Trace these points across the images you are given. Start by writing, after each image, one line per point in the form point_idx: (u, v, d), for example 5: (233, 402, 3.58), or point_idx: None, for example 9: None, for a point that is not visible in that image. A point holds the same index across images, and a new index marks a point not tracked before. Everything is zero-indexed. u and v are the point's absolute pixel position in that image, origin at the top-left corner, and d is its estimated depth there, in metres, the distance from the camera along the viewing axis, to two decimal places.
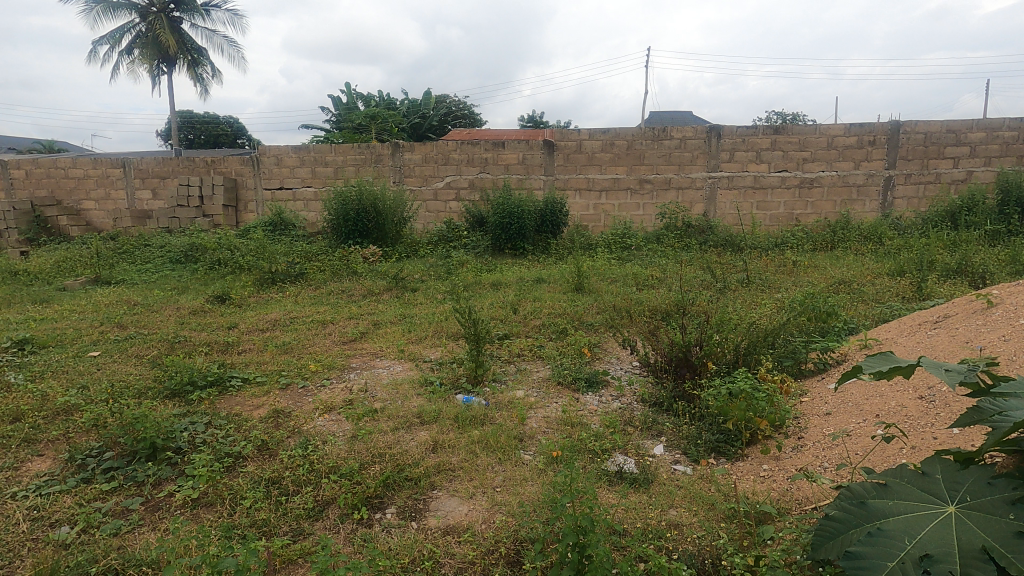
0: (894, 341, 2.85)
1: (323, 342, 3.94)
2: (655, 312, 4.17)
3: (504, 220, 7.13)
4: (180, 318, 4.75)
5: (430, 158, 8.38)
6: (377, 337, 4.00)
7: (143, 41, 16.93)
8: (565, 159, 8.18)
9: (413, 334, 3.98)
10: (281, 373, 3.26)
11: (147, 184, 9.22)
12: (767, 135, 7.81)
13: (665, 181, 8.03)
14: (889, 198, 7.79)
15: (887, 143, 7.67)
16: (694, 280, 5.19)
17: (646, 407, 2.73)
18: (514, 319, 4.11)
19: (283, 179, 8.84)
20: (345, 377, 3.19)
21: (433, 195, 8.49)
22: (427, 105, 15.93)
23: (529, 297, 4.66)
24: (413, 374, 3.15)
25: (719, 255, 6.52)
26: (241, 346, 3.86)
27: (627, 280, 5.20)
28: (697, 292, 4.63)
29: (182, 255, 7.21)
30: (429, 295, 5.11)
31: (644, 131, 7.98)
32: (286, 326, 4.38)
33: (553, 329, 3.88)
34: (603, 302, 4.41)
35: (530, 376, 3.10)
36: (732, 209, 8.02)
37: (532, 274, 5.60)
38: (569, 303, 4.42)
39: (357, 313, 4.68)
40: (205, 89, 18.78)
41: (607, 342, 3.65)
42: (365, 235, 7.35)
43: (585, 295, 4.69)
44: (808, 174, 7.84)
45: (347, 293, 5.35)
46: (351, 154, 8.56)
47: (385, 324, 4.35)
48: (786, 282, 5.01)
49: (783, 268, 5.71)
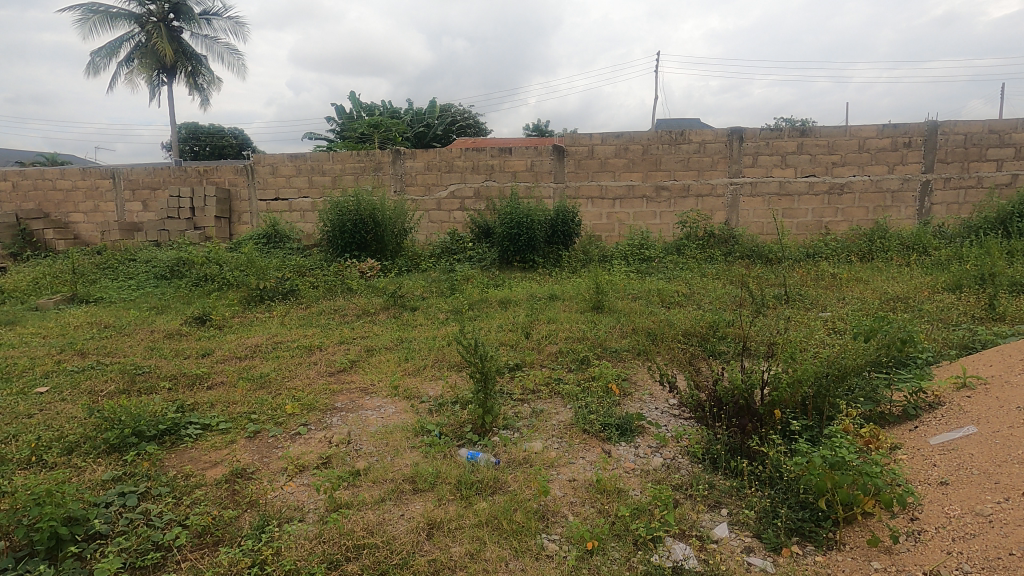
0: (1004, 380, 2.30)
1: (307, 374, 3.42)
2: (689, 337, 3.63)
3: (511, 230, 6.60)
4: (152, 343, 4.25)
5: (433, 165, 7.90)
6: (370, 367, 3.48)
7: (142, 51, 16.65)
8: (576, 165, 7.67)
9: (412, 364, 3.46)
10: (251, 416, 2.74)
11: (137, 196, 8.80)
12: (793, 138, 7.29)
13: (684, 188, 7.51)
14: (926, 204, 7.23)
15: (924, 145, 7.12)
16: (726, 297, 4.64)
17: (696, 465, 2.20)
18: (526, 345, 3.59)
19: (278, 189, 8.39)
20: (326, 421, 2.67)
21: (436, 205, 8.02)
22: (431, 113, 15.53)
23: (543, 317, 4.13)
24: (408, 419, 2.62)
25: (748, 267, 5.97)
26: (212, 380, 3.35)
27: (650, 297, 4.67)
28: (733, 313, 4.10)
29: (168, 270, 6.74)
30: (430, 315, 4.59)
31: (661, 135, 7.46)
32: (268, 353, 3.86)
33: (572, 359, 3.35)
34: (626, 325, 3.88)
35: (549, 423, 2.57)
36: (757, 217, 7.47)
37: (544, 291, 5.08)
38: (588, 325, 3.89)
39: (349, 337, 4.16)
40: (206, 99, 18.52)
41: (639, 375, 3.12)
42: (363, 247, 6.86)
43: (606, 315, 4.15)
44: (838, 179, 7.30)
45: (340, 312, 4.85)
46: (349, 162, 8.10)
47: (379, 350, 3.84)
48: (831, 300, 4.45)
49: (824, 282, 5.15)
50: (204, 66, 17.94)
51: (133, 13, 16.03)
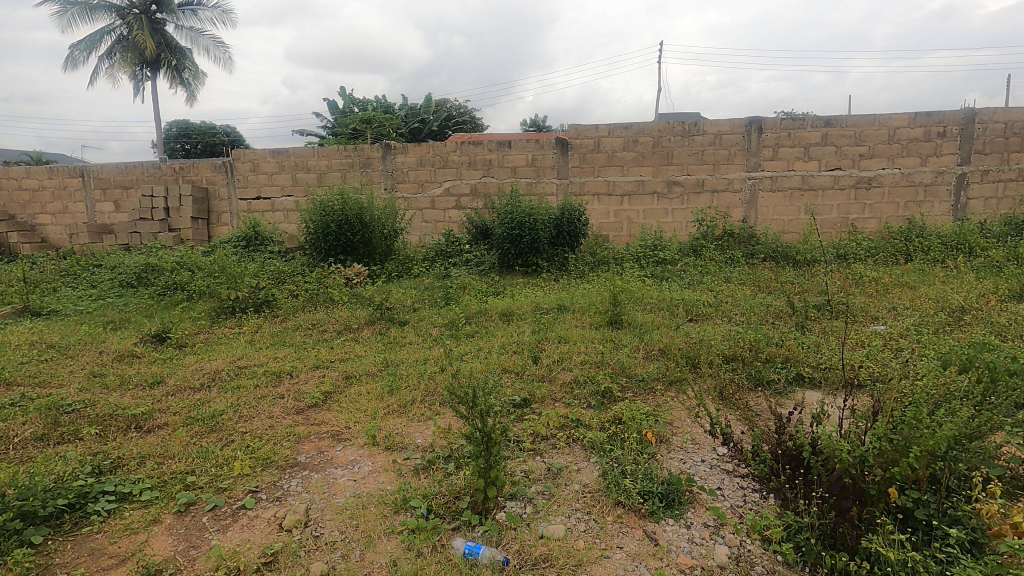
0: None
1: (271, 411, 2.83)
2: (727, 362, 3.04)
3: (512, 231, 5.95)
4: (97, 367, 3.65)
5: (426, 161, 7.31)
6: (347, 402, 2.88)
7: (125, 45, 16.05)
8: (581, 160, 7.07)
9: (397, 399, 2.87)
10: (188, 478, 2.13)
11: (108, 195, 8.18)
12: (817, 128, 6.70)
13: (698, 183, 6.93)
14: (962, 199, 6.66)
15: (959, 134, 6.54)
16: (759, 307, 4.06)
17: (776, 561, 1.62)
18: (534, 373, 3.00)
19: (260, 187, 7.78)
20: (283, 485, 2.08)
21: (430, 203, 7.42)
22: (426, 108, 14.96)
23: (553, 334, 3.55)
24: (388, 484, 2.04)
25: (774, 271, 5.40)
26: (153, 421, 2.75)
27: (672, 309, 4.08)
28: (773, 330, 3.52)
29: (134, 278, 6.12)
30: (421, 332, 4.01)
31: (673, 126, 6.87)
32: (228, 382, 3.26)
33: (591, 392, 2.76)
34: (650, 345, 3.30)
35: (570, 488, 1.98)
36: (778, 214, 6.89)
37: (549, 301, 4.49)
38: (606, 346, 3.30)
39: (327, 361, 3.57)
40: (192, 95, 17.90)
41: (676, 416, 2.53)
42: (349, 251, 6.22)
43: (626, 332, 3.56)
44: (865, 172, 6.72)
45: (319, 328, 4.25)
46: (336, 158, 7.50)
47: (360, 377, 3.26)
48: (881, 313, 3.88)
49: (867, 290, 4.57)
50: (189, 60, 17.29)
51: (114, 4, 15.40)
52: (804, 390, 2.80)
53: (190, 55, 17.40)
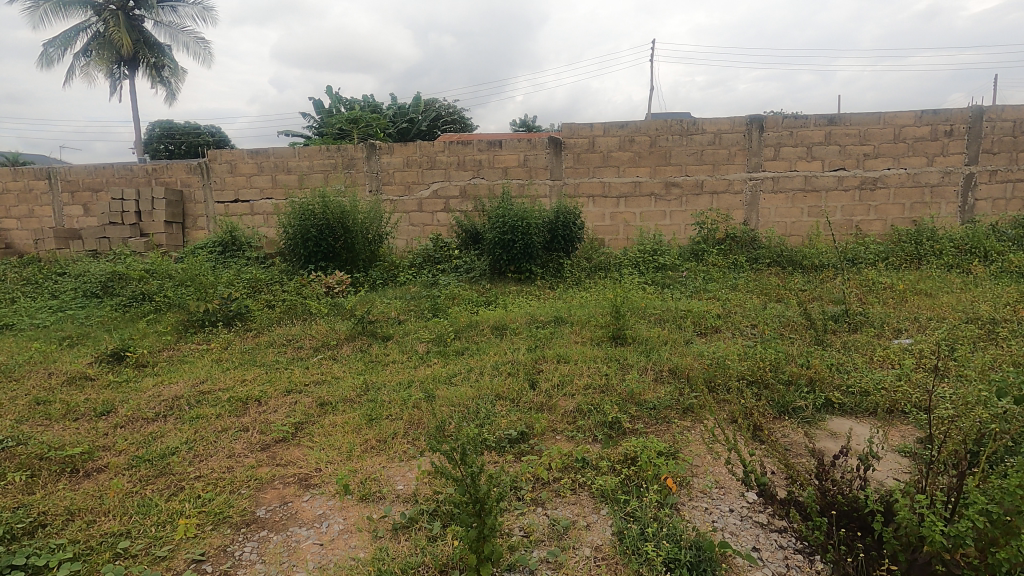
0: None
1: (231, 449, 2.46)
2: (746, 383, 2.72)
3: (504, 236, 5.61)
4: (43, 393, 3.27)
5: (413, 161, 6.96)
6: (321, 437, 2.53)
7: (101, 41, 15.52)
8: (576, 160, 6.75)
9: (376, 432, 2.52)
10: (121, 543, 1.78)
11: (77, 199, 7.73)
12: (820, 126, 6.43)
13: (697, 184, 6.64)
14: (970, 200, 6.43)
15: (967, 133, 6.31)
16: (772, 319, 3.76)
17: None
18: (531, 399, 2.67)
19: (238, 190, 7.39)
20: (235, 552, 1.74)
21: (417, 206, 7.07)
22: (415, 108, 14.60)
23: (551, 352, 3.23)
24: (360, 551, 1.70)
25: (781, 278, 5.12)
26: (93, 462, 2.39)
27: (679, 322, 3.77)
28: (791, 347, 3.22)
29: (100, 287, 5.71)
30: (407, 348, 3.68)
31: (671, 125, 6.58)
32: (187, 411, 2.89)
33: (597, 425, 2.44)
34: (659, 365, 2.99)
35: (580, 554, 1.66)
36: (780, 216, 6.63)
37: (545, 312, 4.16)
38: (610, 368, 2.98)
39: (301, 384, 3.21)
40: (173, 95, 17.41)
41: (696, 453, 2.21)
42: (330, 258, 5.85)
43: (631, 349, 3.24)
44: (870, 172, 6.47)
45: (295, 344, 3.90)
46: (318, 158, 7.12)
47: (336, 404, 2.91)
48: (904, 325, 3.60)
49: (882, 299, 4.29)
50: (168, 57, 16.75)
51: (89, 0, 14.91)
52: (836, 418, 2.50)
53: (169, 52, 16.86)
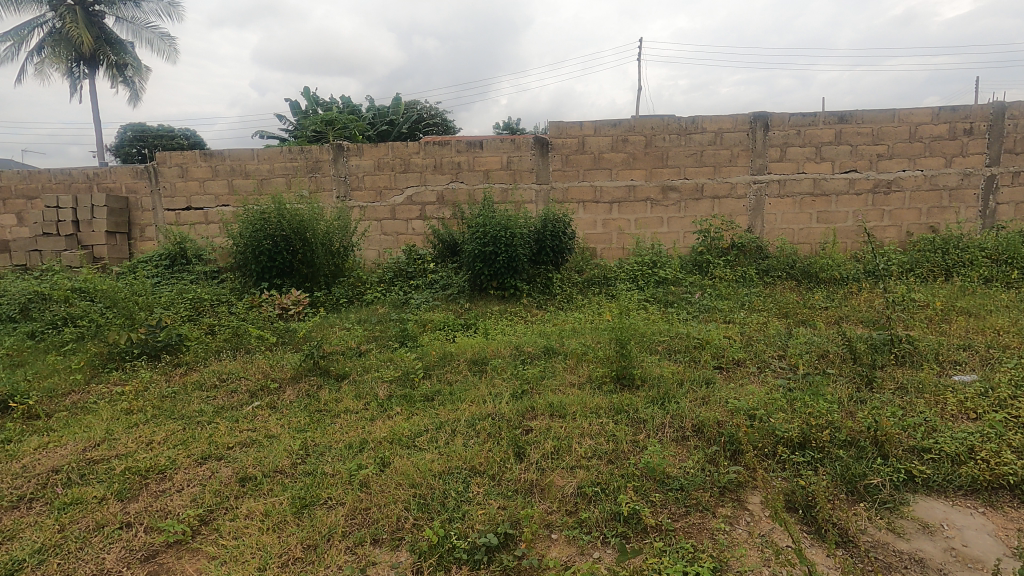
0: None
1: (97, 563, 1.76)
2: (795, 448, 2.10)
3: (484, 248, 4.95)
4: None
5: (384, 164, 6.29)
6: (228, 540, 1.85)
7: (56, 38, 14.54)
8: (564, 162, 6.12)
9: (306, 532, 1.84)
10: None
11: (8, 206, 6.88)
12: (830, 125, 5.88)
13: (697, 188, 6.05)
14: (991, 204, 5.92)
15: (988, 131, 5.80)
16: (802, 349, 3.15)
17: None
18: (517, 477, 2.01)
19: (190, 196, 6.63)
20: None
21: (389, 213, 6.38)
22: (395, 110, 13.89)
23: (542, 401, 2.57)
24: None
25: (798, 294, 4.53)
26: None
27: (693, 357, 3.14)
28: (836, 392, 2.60)
29: (17, 310, 4.92)
30: (366, 392, 3.00)
31: (668, 123, 5.99)
32: (61, 495, 2.18)
33: (606, 521, 1.79)
34: (679, 421, 2.36)
35: None
36: (786, 222, 6.06)
37: (533, 340, 3.50)
38: (617, 425, 2.33)
39: (222, 446, 2.50)
40: (138, 95, 16.51)
41: (750, 569, 1.58)
42: (287, 274, 5.13)
43: (640, 396, 2.60)
44: (883, 174, 5.93)
45: (231, 385, 3.19)
46: (279, 161, 6.41)
47: (262, 479, 2.22)
48: (962, 357, 3.01)
49: (921, 320, 3.71)
50: (131, 55, 15.84)
51: None
52: (921, 501, 1.89)
53: (131, 49, 15.95)
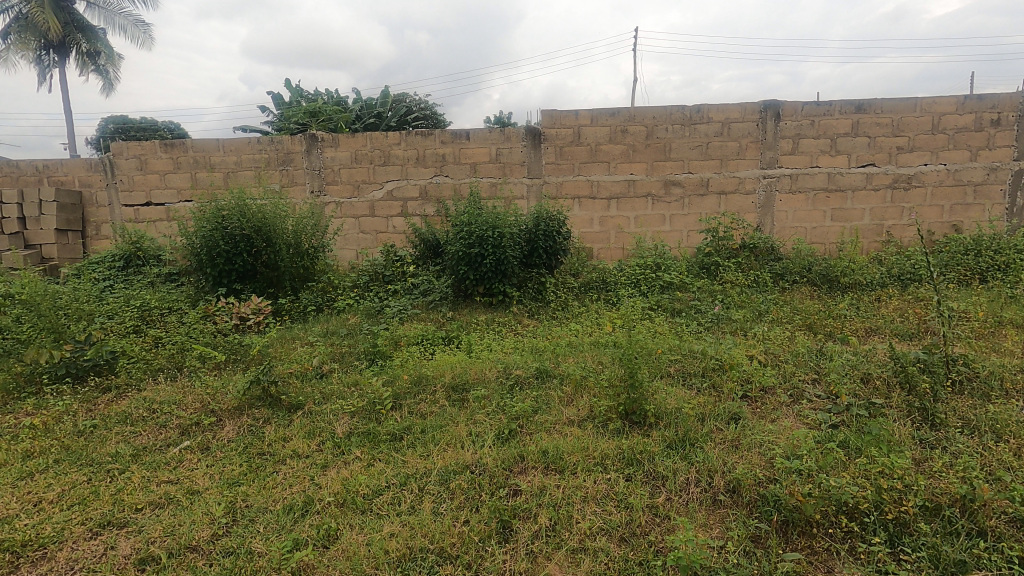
0: None
1: None
2: (863, 523, 1.61)
3: (469, 249, 4.44)
4: None
5: (362, 156, 5.74)
6: None
7: (23, 23, 13.79)
8: (558, 155, 5.61)
9: None
10: None
11: None
12: (846, 114, 5.40)
13: (703, 184, 5.56)
14: (1018, 201, 5.48)
15: (1016, 122, 5.35)
16: (841, 372, 2.66)
17: None
18: (501, 569, 1.51)
19: (150, 191, 6.05)
20: None
21: (368, 210, 5.84)
22: (383, 101, 13.28)
23: (534, 447, 2.07)
24: None
25: (821, 301, 4.06)
26: None
27: (713, 384, 2.64)
28: (896, 434, 2.11)
29: None
30: (322, 427, 2.48)
31: (671, 112, 5.48)
32: None
33: None
34: (708, 478, 1.86)
35: None
36: (799, 220, 5.59)
37: (524, 360, 2.99)
38: (629, 485, 1.83)
39: (130, 507, 1.98)
40: (112, 85, 15.78)
41: None
42: (249, 278, 4.58)
43: (656, 439, 2.10)
44: (903, 168, 5.47)
45: (162, 418, 2.66)
46: (246, 153, 5.85)
47: (166, 562, 1.69)
48: None
49: (968, 334, 3.23)
50: (103, 43, 15.12)
51: None
52: None
53: (104, 36, 15.20)
